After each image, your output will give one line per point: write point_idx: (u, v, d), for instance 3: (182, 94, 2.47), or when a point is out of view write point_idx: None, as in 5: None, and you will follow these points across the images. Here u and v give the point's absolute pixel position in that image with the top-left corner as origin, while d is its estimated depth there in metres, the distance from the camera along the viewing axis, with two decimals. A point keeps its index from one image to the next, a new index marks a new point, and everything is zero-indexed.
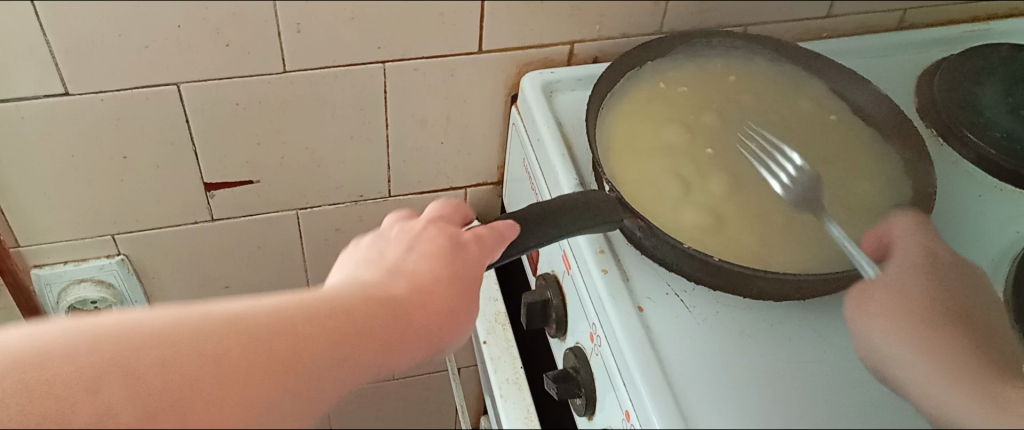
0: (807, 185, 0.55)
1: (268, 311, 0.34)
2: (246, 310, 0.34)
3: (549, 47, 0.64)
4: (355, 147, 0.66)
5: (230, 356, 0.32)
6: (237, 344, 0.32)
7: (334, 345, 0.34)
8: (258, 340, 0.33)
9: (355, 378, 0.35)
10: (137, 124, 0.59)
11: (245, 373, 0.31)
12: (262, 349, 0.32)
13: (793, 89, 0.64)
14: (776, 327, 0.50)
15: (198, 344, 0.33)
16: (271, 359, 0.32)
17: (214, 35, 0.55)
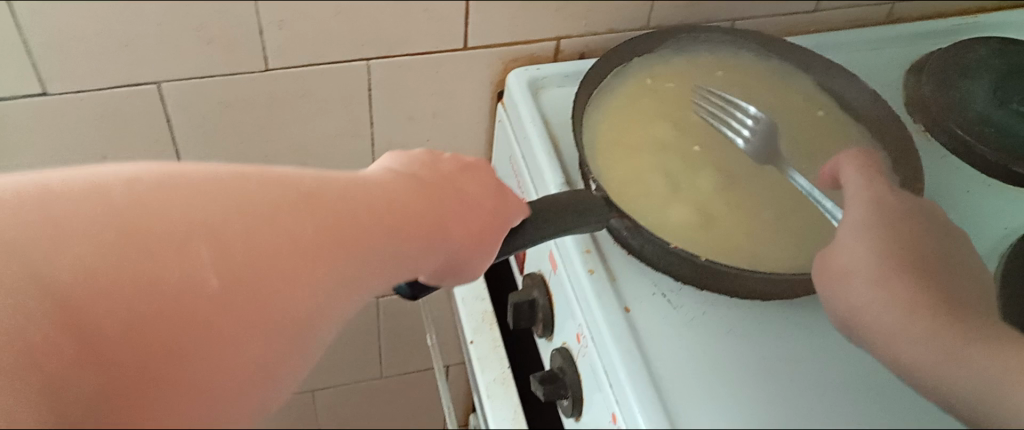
0: (765, 134, 0.57)
1: (342, 183, 0.32)
2: (313, 174, 0.32)
3: (535, 43, 0.63)
4: (339, 145, 0.66)
5: (288, 229, 0.29)
6: (300, 216, 0.30)
7: (390, 234, 0.33)
8: (315, 219, 0.30)
9: (399, 266, 0.33)
10: (118, 124, 0.58)
11: (289, 252, 0.29)
12: (316, 228, 0.30)
13: (781, 83, 0.64)
14: (763, 326, 0.50)
15: (250, 202, 0.29)
16: (327, 238, 0.30)
17: (195, 34, 0.54)
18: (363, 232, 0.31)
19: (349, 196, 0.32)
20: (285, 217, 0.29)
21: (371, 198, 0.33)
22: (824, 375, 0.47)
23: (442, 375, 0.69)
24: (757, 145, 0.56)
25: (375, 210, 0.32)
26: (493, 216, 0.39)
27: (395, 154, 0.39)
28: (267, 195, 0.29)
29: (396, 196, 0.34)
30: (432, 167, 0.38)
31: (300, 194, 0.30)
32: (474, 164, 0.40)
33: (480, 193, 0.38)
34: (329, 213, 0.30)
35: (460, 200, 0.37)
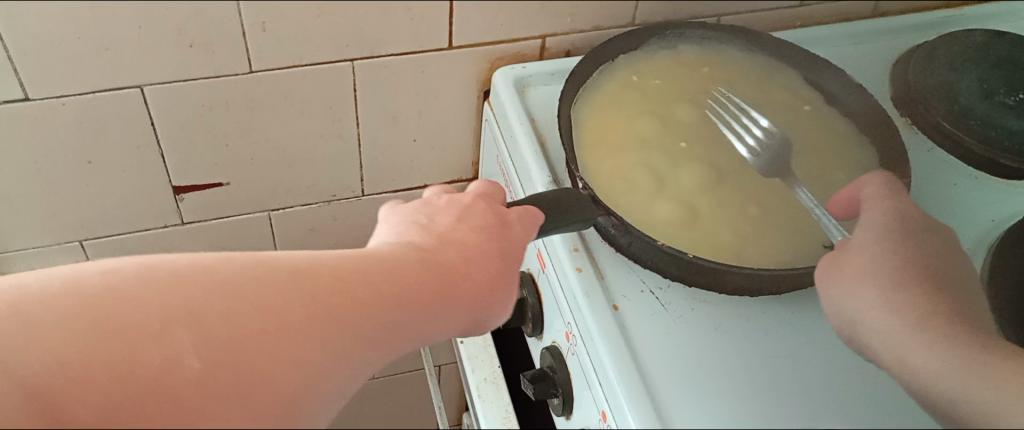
0: (775, 146, 0.56)
1: (338, 267, 0.34)
2: (310, 262, 0.34)
3: (520, 41, 0.63)
4: (325, 145, 0.65)
5: (291, 317, 0.31)
6: (300, 303, 0.31)
7: (390, 306, 0.34)
8: (316, 299, 0.32)
9: (396, 345, 0.34)
10: (101, 128, 0.58)
11: (304, 336, 0.30)
12: (320, 308, 0.32)
13: (768, 79, 0.63)
14: (752, 321, 0.50)
15: (257, 297, 0.31)
16: (328, 318, 0.31)
17: (176, 36, 0.54)
18: (361, 302, 0.33)
19: (342, 273, 0.33)
20: (277, 295, 0.31)
21: (369, 270, 0.35)
22: (813, 369, 0.47)
23: (432, 375, 0.69)
24: (764, 158, 0.56)
25: (374, 280, 0.34)
26: (497, 243, 0.41)
27: (395, 219, 0.42)
28: (257, 275, 0.32)
29: (393, 262, 0.36)
30: (430, 220, 0.41)
31: (290, 273, 0.33)
32: (470, 205, 0.43)
33: (490, 230, 0.42)
34: (323, 289, 0.32)
35: (462, 242, 0.39)
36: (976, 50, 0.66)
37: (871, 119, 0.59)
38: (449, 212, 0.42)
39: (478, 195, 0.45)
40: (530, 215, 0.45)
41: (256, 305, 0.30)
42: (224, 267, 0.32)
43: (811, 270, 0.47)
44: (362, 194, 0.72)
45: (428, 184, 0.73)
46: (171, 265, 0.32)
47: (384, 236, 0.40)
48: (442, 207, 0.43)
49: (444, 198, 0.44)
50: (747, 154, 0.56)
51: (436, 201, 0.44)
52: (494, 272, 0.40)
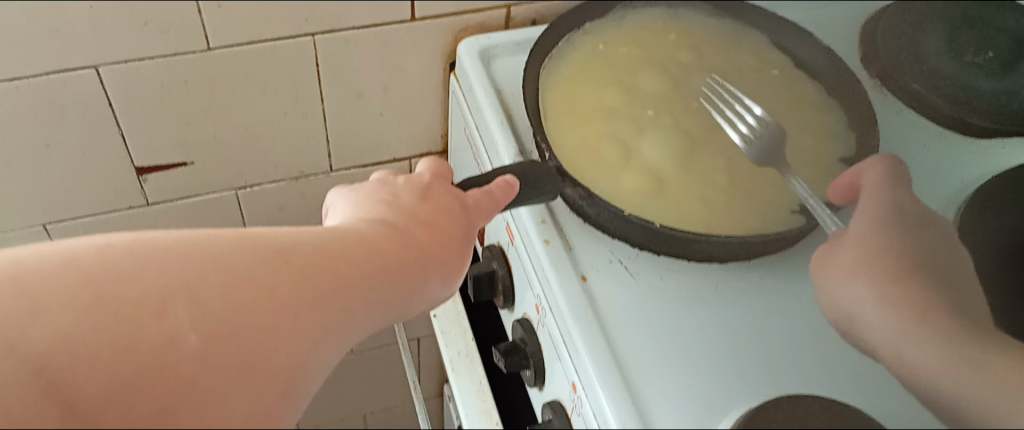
0: (769, 135, 0.54)
1: (316, 240, 0.34)
2: (291, 238, 0.34)
3: (484, 12, 0.62)
4: (289, 122, 0.64)
5: (283, 285, 0.31)
6: (288, 272, 0.31)
7: (369, 273, 0.34)
8: (303, 268, 0.32)
9: (384, 310, 0.35)
10: (57, 111, 0.56)
11: (296, 303, 0.31)
12: (308, 276, 0.32)
13: (735, 43, 0.63)
14: (721, 289, 0.50)
15: (249, 268, 0.31)
16: (314, 281, 0.32)
17: (130, 15, 0.52)
18: (341, 279, 0.33)
19: (328, 251, 0.33)
20: (265, 270, 0.31)
21: (351, 250, 0.34)
22: (779, 335, 0.47)
23: (406, 352, 0.68)
24: (757, 149, 0.53)
25: (356, 260, 0.34)
26: (462, 227, 0.41)
27: (358, 196, 0.41)
28: (243, 250, 0.32)
29: (374, 241, 0.36)
30: (392, 195, 0.41)
31: (276, 252, 0.32)
32: (429, 186, 0.43)
33: (447, 205, 0.42)
34: (311, 266, 0.32)
35: (430, 224, 0.39)
36: (944, 10, 0.66)
37: (839, 83, 0.58)
38: (412, 190, 0.42)
39: (434, 175, 0.45)
40: (491, 197, 0.45)
41: (241, 276, 0.30)
42: (174, 243, 0.32)
43: (776, 238, 0.47)
44: (330, 170, 0.71)
45: (397, 159, 0.72)
46: (143, 244, 0.32)
47: (347, 213, 0.40)
48: (405, 186, 0.42)
49: (403, 179, 0.43)
50: (742, 147, 0.54)
51: (394, 182, 0.43)
52: (452, 261, 0.39)
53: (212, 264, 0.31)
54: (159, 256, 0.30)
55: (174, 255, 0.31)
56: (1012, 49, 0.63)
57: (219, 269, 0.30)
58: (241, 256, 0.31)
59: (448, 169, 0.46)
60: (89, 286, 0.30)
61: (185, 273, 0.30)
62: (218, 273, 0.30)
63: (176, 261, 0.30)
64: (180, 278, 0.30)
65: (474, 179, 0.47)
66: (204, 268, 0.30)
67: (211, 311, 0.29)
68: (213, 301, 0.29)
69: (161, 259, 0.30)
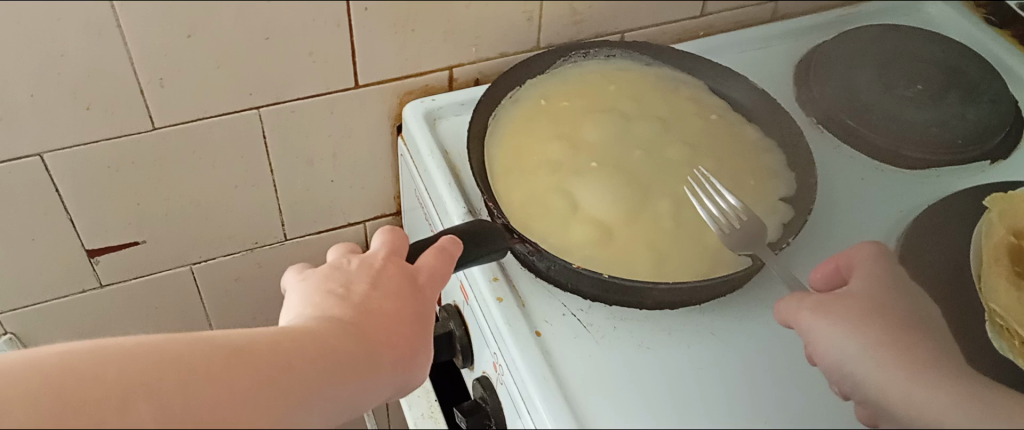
0: (744, 217, 0.52)
1: (267, 338, 0.36)
2: (244, 339, 0.36)
3: (427, 74, 0.63)
4: (241, 195, 0.64)
5: (238, 385, 0.33)
6: (243, 374, 0.34)
7: (322, 369, 0.36)
8: (261, 371, 0.34)
9: (343, 401, 0.36)
10: (3, 199, 0.56)
11: (256, 401, 0.33)
12: (265, 376, 0.34)
13: (674, 90, 0.64)
14: (674, 334, 0.51)
15: (203, 368, 0.33)
16: (271, 382, 0.34)
17: (72, 99, 0.53)
18: (297, 366, 0.35)
19: (280, 348, 0.35)
20: (220, 368, 0.33)
21: (299, 346, 0.36)
22: (735, 380, 0.48)
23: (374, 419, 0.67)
24: (736, 231, 0.51)
25: (308, 355, 0.36)
26: (412, 308, 0.42)
27: (309, 285, 0.42)
28: (201, 352, 0.34)
29: (325, 336, 0.37)
30: (344, 285, 0.41)
31: (232, 352, 0.35)
32: (381, 269, 0.43)
33: (396, 291, 0.42)
34: (265, 363, 0.34)
35: (377, 311, 0.40)
36: (870, 45, 0.68)
37: (777, 123, 0.60)
38: (362, 276, 0.42)
39: (388, 252, 0.45)
40: (444, 255, 0.45)
41: (198, 375, 0.33)
42: (138, 345, 0.34)
43: (721, 280, 0.48)
44: (286, 238, 0.70)
45: (352, 223, 0.72)
46: (116, 347, 0.35)
47: (296, 309, 0.40)
48: (355, 273, 0.42)
49: (356, 261, 0.44)
50: (719, 230, 0.51)
51: (346, 266, 0.43)
52: (409, 338, 0.40)
53: (166, 364, 0.33)
54: (121, 363, 0.33)
55: (131, 356, 0.33)
56: (939, 79, 0.65)
57: (176, 369, 0.33)
58: (198, 355, 0.34)
59: (403, 238, 0.46)
60: (63, 383, 0.33)
61: (142, 374, 0.32)
62: (174, 370, 0.33)
63: (141, 361, 0.33)
64: (143, 382, 0.32)
65: (428, 240, 0.47)
66: (161, 371, 0.33)
67: (174, 406, 0.32)
68: (168, 398, 0.32)
69: (120, 364, 0.33)
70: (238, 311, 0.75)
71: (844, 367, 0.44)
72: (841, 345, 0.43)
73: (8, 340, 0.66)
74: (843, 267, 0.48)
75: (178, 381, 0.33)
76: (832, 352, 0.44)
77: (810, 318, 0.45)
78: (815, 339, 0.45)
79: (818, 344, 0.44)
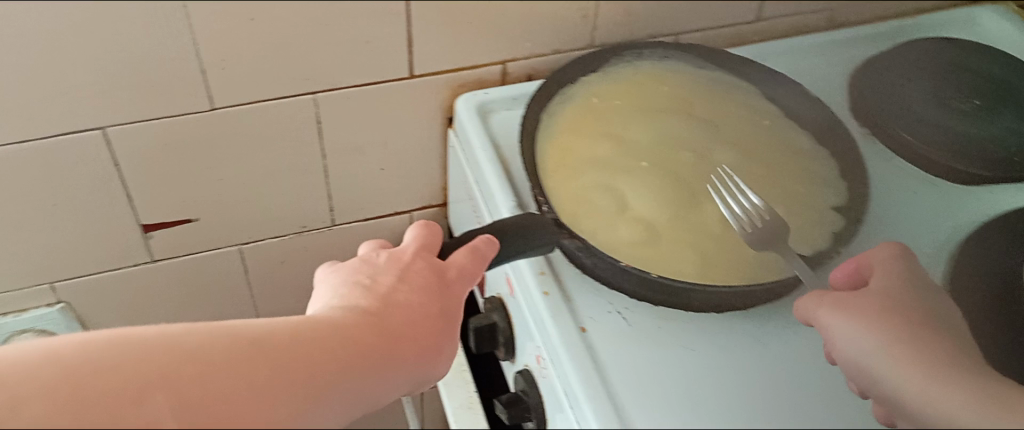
0: (766, 218, 0.52)
1: (288, 328, 0.30)
2: (265, 328, 0.30)
3: (481, 68, 0.64)
4: (291, 179, 0.65)
5: (256, 378, 0.27)
6: (261, 367, 0.27)
7: (349, 367, 0.30)
8: (285, 362, 0.28)
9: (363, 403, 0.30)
10: (65, 171, 0.58)
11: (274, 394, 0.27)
12: (284, 368, 0.28)
13: (727, 94, 0.64)
14: (718, 336, 0.51)
15: (213, 361, 0.27)
16: (296, 365, 0.28)
17: (135, 77, 0.54)
18: (324, 355, 0.29)
19: (305, 339, 0.29)
20: (238, 359, 0.27)
21: (321, 341, 0.30)
22: (777, 385, 0.48)
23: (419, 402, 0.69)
24: (756, 228, 0.51)
25: (338, 351, 0.30)
26: (438, 302, 0.39)
27: (335, 281, 0.40)
28: (214, 344, 0.28)
29: (351, 329, 0.32)
30: (372, 277, 0.39)
31: (250, 343, 0.28)
32: (409, 264, 0.41)
33: (424, 289, 0.39)
34: (288, 358, 0.28)
35: (406, 304, 0.37)
36: (926, 59, 0.68)
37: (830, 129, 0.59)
38: (390, 270, 0.40)
39: (418, 249, 0.43)
40: (477, 255, 0.45)
41: (215, 366, 0.27)
42: (150, 332, 0.28)
43: (770, 285, 0.48)
44: (332, 224, 0.71)
45: (398, 212, 0.73)
46: (143, 329, 0.29)
47: (325, 301, 0.37)
48: (382, 267, 0.40)
49: (384, 256, 0.42)
50: (737, 226, 0.52)
51: (374, 260, 0.41)
52: (432, 335, 0.36)
53: (182, 358, 0.27)
54: (115, 356, 0.26)
55: (128, 357, 0.26)
56: None
57: (185, 362, 0.26)
58: (213, 351, 0.27)
59: (435, 236, 0.45)
60: (68, 382, 0.26)
61: (154, 367, 0.26)
62: (189, 361, 0.27)
63: (141, 377, 0.26)
64: (148, 380, 0.26)
65: (460, 242, 0.46)
66: (169, 361, 0.26)
67: (191, 393, 0.25)
68: (188, 393, 0.25)
69: (124, 354, 0.27)
70: None
71: (860, 365, 0.38)
72: (857, 340, 0.38)
73: (61, 309, 0.66)
74: (861, 265, 0.44)
75: (196, 372, 0.26)
76: (866, 352, 0.41)
77: (827, 315, 0.41)
78: (831, 336, 0.41)
79: (836, 341, 0.40)
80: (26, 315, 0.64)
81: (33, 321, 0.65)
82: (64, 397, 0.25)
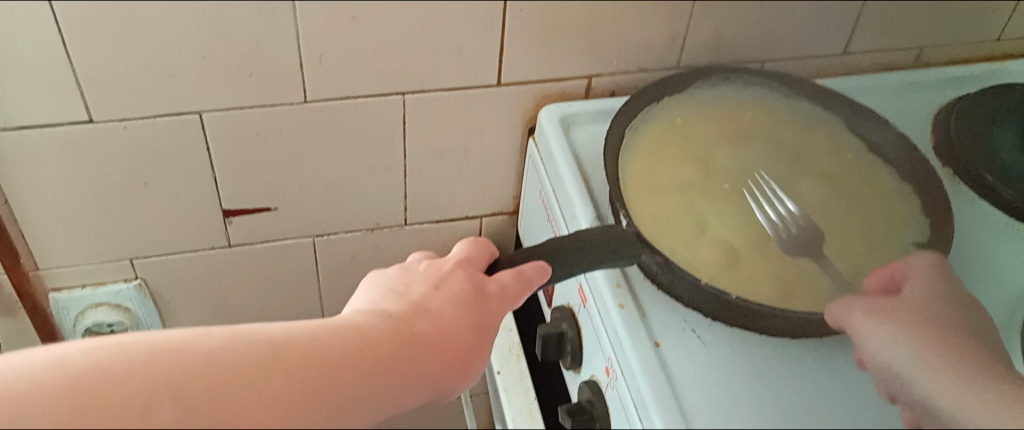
0: (800, 227, 0.55)
1: (332, 332, 0.31)
2: (284, 335, 0.30)
3: (566, 81, 0.64)
4: (371, 177, 0.67)
5: (270, 386, 0.26)
6: (278, 376, 0.27)
7: (373, 374, 0.30)
8: (296, 373, 0.27)
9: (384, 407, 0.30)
10: (159, 151, 0.59)
11: (285, 400, 0.26)
12: (298, 372, 0.28)
13: (808, 128, 0.64)
14: (793, 362, 0.50)
15: (233, 371, 0.27)
16: (309, 370, 0.28)
17: (236, 66, 0.55)
18: (344, 361, 0.29)
19: (318, 348, 0.29)
20: (254, 367, 0.27)
21: (354, 340, 0.31)
22: (852, 415, 0.48)
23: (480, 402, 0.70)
24: (788, 235, 0.54)
25: (360, 354, 0.30)
26: (472, 317, 0.39)
27: (374, 284, 0.41)
28: (231, 349, 0.28)
29: (369, 336, 0.32)
30: (406, 287, 0.40)
31: (269, 351, 0.28)
32: (448, 274, 0.42)
33: (455, 302, 0.39)
34: (310, 370, 0.28)
35: (437, 311, 0.37)
36: None
37: (915, 166, 0.59)
38: (425, 279, 0.41)
39: (457, 263, 0.44)
40: (521, 279, 0.44)
41: (220, 380, 0.26)
42: (161, 344, 0.28)
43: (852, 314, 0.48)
44: (405, 223, 0.72)
45: (469, 216, 0.74)
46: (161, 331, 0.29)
47: (355, 305, 0.39)
48: (420, 275, 0.41)
49: (423, 266, 0.43)
50: (770, 230, 0.55)
51: (414, 270, 0.42)
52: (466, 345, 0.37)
53: (189, 372, 0.26)
54: (122, 367, 0.26)
55: (191, 370, 0.26)
56: None
57: (204, 372, 0.26)
58: (231, 351, 0.28)
59: (483, 251, 0.47)
60: (66, 397, 0.26)
61: (166, 374, 0.26)
62: (206, 371, 0.26)
63: (224, 350, 0.28)
64: (204, 366, 0.27)
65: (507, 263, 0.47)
66: (234, 364, 0.27)
67: (201, 405, 0.25)
68: (196, 404, 0.25)
69: (156, 361, 0.27)
70: (348, 286, 0.77)
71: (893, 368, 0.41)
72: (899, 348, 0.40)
73: (137, 285, 0.69)
74: (897, 277, 0.48)
75: (199, 384, 0.26)
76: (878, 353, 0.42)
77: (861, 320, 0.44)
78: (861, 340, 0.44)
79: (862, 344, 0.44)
80: (100, 290, 0.68)
81: (110, 295, 0.69)
82: (77, 406, 0.25)
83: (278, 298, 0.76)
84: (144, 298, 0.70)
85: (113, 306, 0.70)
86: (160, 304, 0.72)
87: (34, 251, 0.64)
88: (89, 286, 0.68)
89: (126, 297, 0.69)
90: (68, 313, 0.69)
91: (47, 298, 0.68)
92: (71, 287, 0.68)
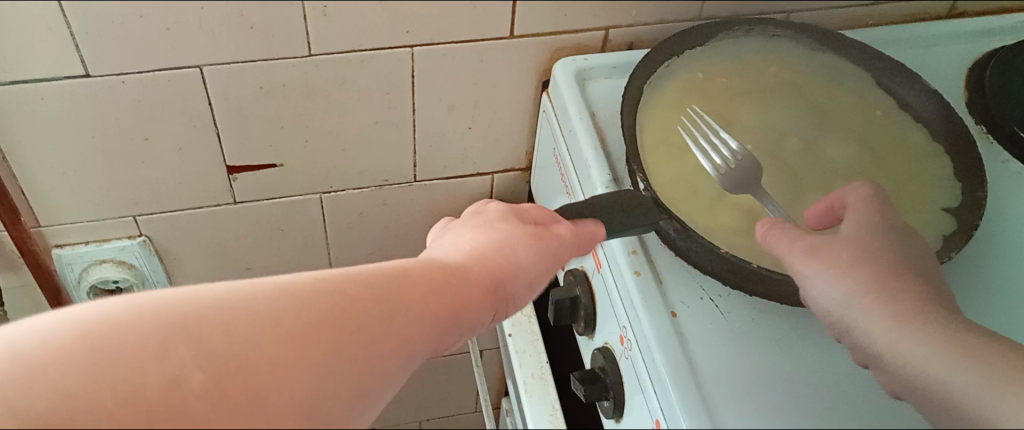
0: (743, 166, 0.52)
1: (333, 277, 0.28)
2: (318, 275, 0.28)
3: (583, 33, 0.62)
4: (379, 132, 0.65)
5: (280, 320, 0.25)
6: (296, 314, 0.25)
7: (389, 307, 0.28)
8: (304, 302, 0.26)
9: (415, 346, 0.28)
10: (159, 106, 0.57)
11: (307, 330, 0.25)
12: (310, 307, 0.26)
13: (836, 83, 0.61)
14: (814, 334, 0.49)
15: (262, 310, 0.25)
16: (324, 316, 0.26)
17: (237, 18, 0.53)
18: (357, 305, 0.27)
19: (343, 284, 0.27)
20: (274, 309, 0.25)
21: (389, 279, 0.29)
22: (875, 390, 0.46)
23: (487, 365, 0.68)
24: (731, 178, 0.52)
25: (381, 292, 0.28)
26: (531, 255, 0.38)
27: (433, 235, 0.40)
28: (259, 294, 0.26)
29: (397, 280, 0.29)
30: (461, 232, 0.39)
31: (304, 286, 0.26)
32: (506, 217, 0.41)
33: (513, 240, 0.38)
34: (337, 311, 0.26)
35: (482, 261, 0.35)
36: None
37: (947, 126, 0.56)
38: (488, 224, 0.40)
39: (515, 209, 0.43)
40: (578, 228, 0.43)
41: (237, 317, 0.24)
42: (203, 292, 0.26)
43: None
44: (414, 180, 0.70)
45: (480, 173, 0.72)
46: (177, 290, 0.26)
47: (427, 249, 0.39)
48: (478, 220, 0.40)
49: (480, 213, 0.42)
50: (713, 171, 0.53)
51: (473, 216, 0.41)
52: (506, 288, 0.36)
53: (210, 314, 0.24)
54: (142, 323, 0.24)
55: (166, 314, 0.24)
56: None
57: (210, 316, 0.24)
58: (293, 287, 0.27)
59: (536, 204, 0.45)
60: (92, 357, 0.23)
61: (181, 317, 0.24)
62: (219, 313, 0.24)
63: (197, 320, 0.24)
64: (205, 318, 0.24)
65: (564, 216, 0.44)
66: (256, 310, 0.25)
67: (214, 351, 0.23)
68: (214, 346, 0.23)
69: (154, 308, 0.24)
70: (357, 242, 0.75)
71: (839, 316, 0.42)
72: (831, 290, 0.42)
73: (142, 242, 0.68)
74: (835, 207, 0.48)
75: (218, 323, 0.24)
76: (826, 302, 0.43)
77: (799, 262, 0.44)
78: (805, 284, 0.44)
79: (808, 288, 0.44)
80: (105, 246, 0.67)
81: (114, 251, 0.67)
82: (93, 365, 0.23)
83: (285, 255, 0.74)
84: (149, 254, 0.69)
85: (117, 262, 0.68)
86: (165, 260, 0.71)
87: (35, 207, 0.62)
88: (93, 242, 0.67)
89: (131, 253, 0.68)
90: (72, 270, 0.68)
91: (50, 255, 0.66)
92: (75, 244, 0.66)
